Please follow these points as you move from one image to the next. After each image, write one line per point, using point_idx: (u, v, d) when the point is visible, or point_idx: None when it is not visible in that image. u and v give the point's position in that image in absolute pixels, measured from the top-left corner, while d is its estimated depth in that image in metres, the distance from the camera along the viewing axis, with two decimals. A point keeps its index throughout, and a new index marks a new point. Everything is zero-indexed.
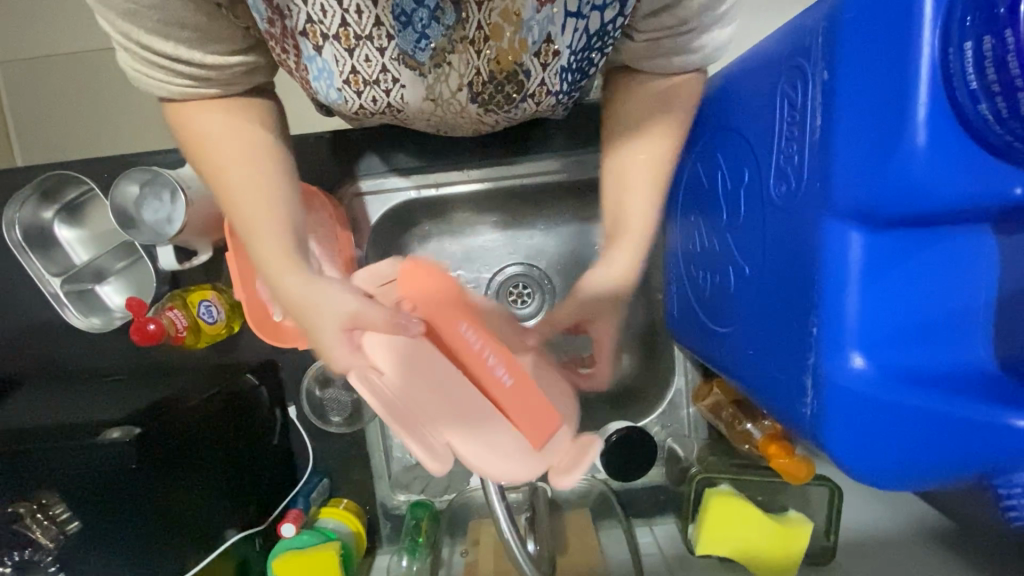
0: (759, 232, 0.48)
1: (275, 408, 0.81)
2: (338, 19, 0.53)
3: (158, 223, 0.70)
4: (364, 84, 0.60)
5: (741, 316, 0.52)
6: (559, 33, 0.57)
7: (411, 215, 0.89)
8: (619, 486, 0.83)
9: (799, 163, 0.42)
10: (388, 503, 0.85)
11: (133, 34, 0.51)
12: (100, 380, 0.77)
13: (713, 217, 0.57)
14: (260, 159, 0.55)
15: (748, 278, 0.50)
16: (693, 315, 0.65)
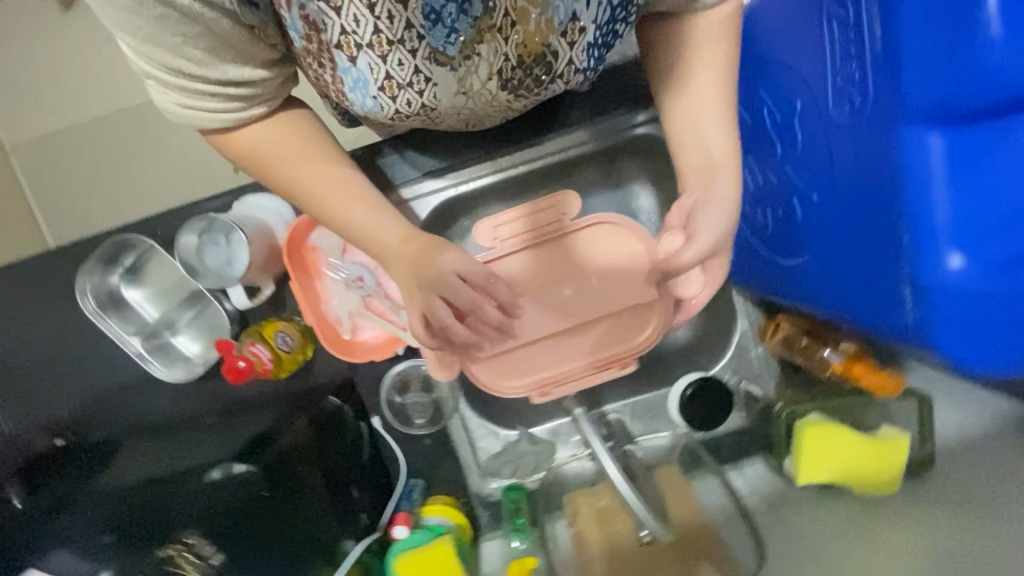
0: (827, 157, 0.53)
1: (360, 423, 0.83)
2: (370, 27, 0.55)
3: (221, 266, 0.74)
4: (398, 88, 0.62)
5: (816, 242, 0.55)
6: (583, 10, 0.60)
7: (451, 214, 0.90)
8: (703, 436, 0.85)
9: (863, 84, 0.48)
10: (482, 492, 0.87)
11: (182, 68, 0.54)
12: (197, 427, 0.82)
13: (767, 152, 0.61)
14: (327, 160, 0.65)
15: (818, 204, 0.55)
16: (750, 252, 0.68)
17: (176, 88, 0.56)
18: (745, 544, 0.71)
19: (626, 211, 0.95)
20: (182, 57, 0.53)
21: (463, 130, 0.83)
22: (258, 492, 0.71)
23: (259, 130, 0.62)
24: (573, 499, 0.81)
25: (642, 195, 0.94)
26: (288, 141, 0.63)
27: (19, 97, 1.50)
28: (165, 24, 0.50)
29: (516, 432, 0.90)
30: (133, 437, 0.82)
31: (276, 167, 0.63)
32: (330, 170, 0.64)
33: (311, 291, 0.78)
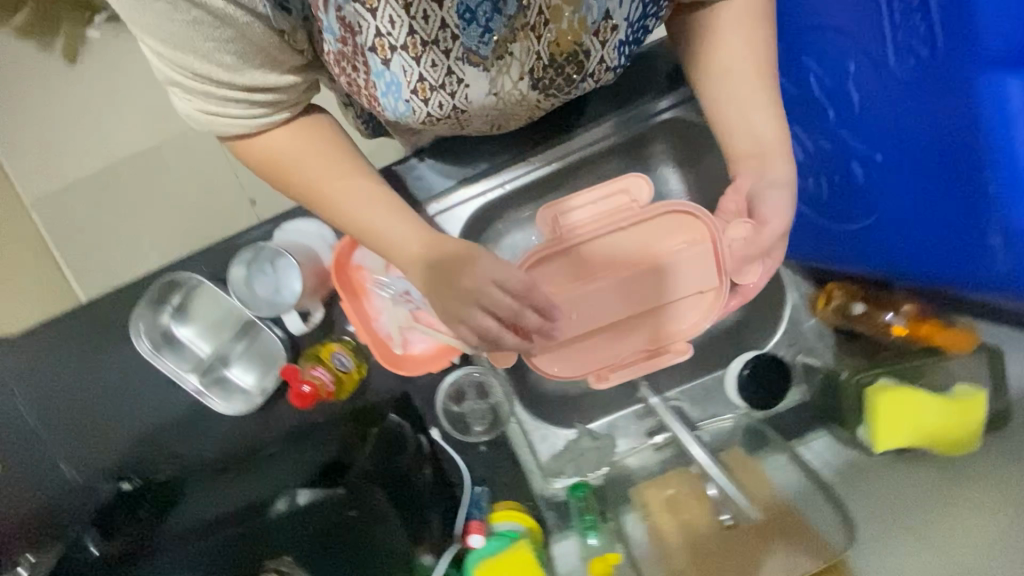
0: (892, 119, 0.61)
1: (418, 435, 0.82)
2: (406, 28, 0.56)
3: (272, 295, 0.76)
4: (430, 90, 0.62)
5: (882, 197, 0.64)
6: (615, 8, 0.63)
7: (488, 219, 0.91)
8: (763, 415, 0.84)
9: (930, 48, 0.56)
10: (546, 493, 0.87)
11: (209, 74, 0.57)
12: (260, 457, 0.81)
13: (821, 117, 0.68)
14: (343, 168, 0.67)
15: (883, 163, 0.63)
16: (803, 219, 0.73)
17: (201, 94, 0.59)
18: (834, 525, 0.65)
19: (660, 198, 0.95)
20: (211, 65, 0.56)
21: (488, 133, 0.83)
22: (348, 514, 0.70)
23: (285, 143, 0.65)
24: (640, 489, 0.80)
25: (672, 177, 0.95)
26: (310, 153, 0.66)
27: (38, 155, 1.52)
28: (197, 30, 0.53)
29: (575, 431, 0.91)
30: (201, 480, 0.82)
31: (303, 177, 0.66)
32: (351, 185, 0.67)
33: (359, 310, 0.78)
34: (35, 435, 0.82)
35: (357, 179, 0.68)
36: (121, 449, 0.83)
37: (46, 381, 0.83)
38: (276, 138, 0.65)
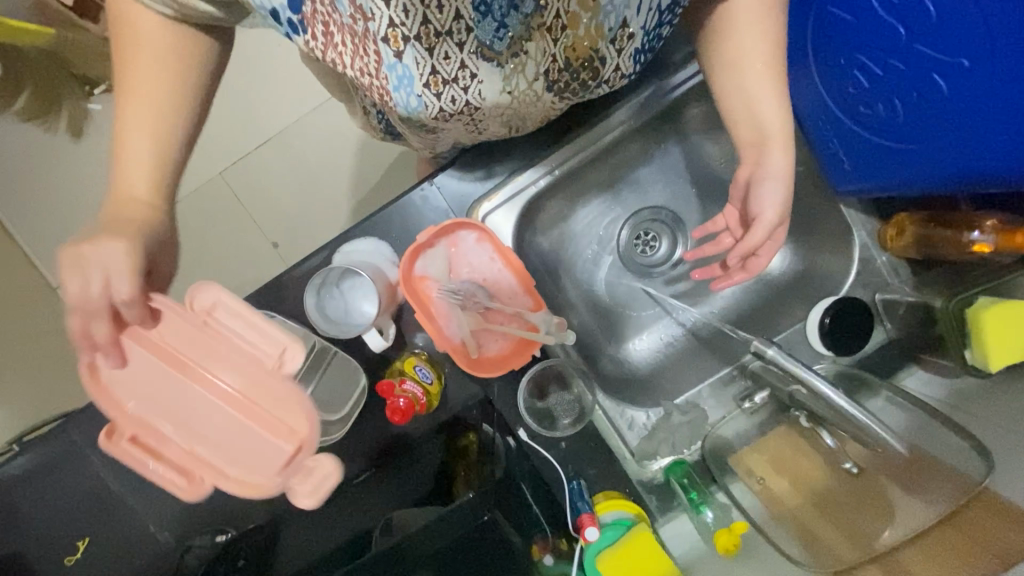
0: (972, 21, 0.51)
1: (507, 438, 0.81)
2: (420, 17, 0.50)
3: (342, 318, 0.75)
4: (443, 84, 0.57)
5: (962, 113, 0.56)
6: (633, 15, 0.61)
7: (538, 207, 0.84)
8: (850, 360, 0.83)
9: None
10: (644, 477, 0.84)
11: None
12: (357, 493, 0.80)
13: (886, 33, 0.59)
14: (177, 99, 0.56)
15: (968, 70, 0.53)
16: (867, 140, 0.68)
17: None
18: (966, 454, 0.61)
19: (701, 163, 0.93)
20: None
21: (503, 136, 0.77)
22: (484, 518, 0.68)
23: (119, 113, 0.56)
24: (741, 458, 0.80)
25: (712, 142, 0.91)
26: (182, 99, 0.57)
27: (55, 229, 1.50)
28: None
29: (662, 410, 0.89)
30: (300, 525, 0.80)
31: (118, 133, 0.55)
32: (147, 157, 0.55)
33: (432, 322, 0.77)
34: (119, 500, 0.79)
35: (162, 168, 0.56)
36: (211, 501, 0.80)
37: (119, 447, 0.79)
38: (137, 53, 0.55)
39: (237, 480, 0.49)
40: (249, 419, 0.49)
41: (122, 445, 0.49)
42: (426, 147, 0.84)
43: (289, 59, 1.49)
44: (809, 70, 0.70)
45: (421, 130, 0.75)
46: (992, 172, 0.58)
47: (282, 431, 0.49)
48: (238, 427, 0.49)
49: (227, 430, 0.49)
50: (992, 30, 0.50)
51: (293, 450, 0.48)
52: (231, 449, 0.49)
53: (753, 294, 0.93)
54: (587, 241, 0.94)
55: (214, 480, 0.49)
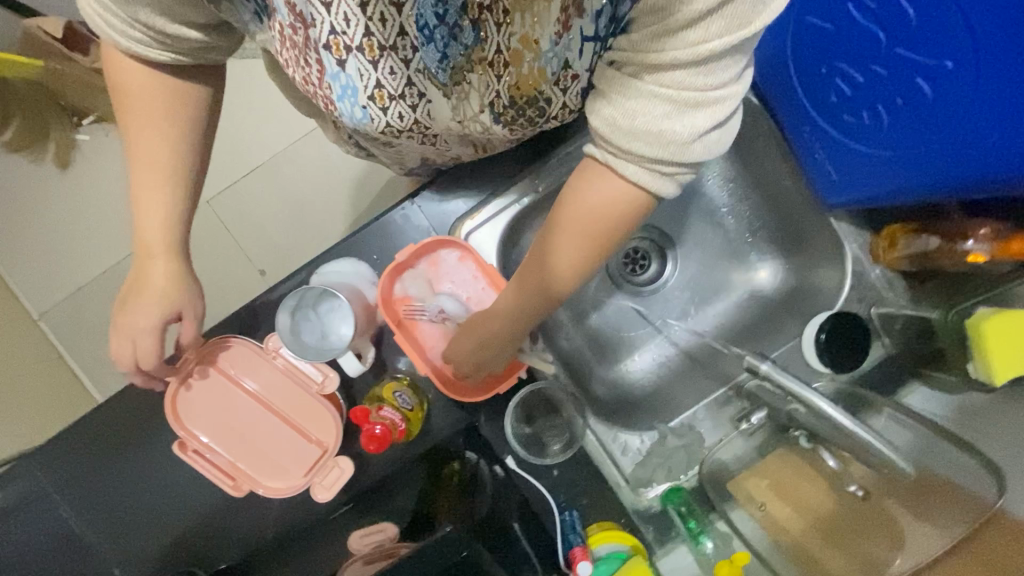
0: (956, 18, 0.50)
1: (493, 466, 0.78)
2: (362, 28, 0.52)
3: (318, 341, 0.71)
4: (389, 99, 0.59)
5: (939, 117, 0.55)
6: (576, 58, 0.57)
7: (521, 226, 0.83)
8: (850, 378, 0.80)
9: None
10: (640, 506, 0.80)
11: (129, 13, 0.56)
12: (353, 522, 0.77)
13: (869, 39, 0.59)
14: (165, 133, 0.64)
15: (951, 71, 0.53)
16: (845, 148, 0.68)
17: (115, 16, 0.56)
18: (979, 475, 0.56)
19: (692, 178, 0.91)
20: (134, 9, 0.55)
21: (475, 156, 0.78)
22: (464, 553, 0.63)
23: (133, 176, 0.66)
24: (739, 483, 0.76)
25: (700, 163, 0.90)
26: (179, 147, 0.65)
27: (36, 261, 1.48)
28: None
29: (656, 433, 0.85)
30: (282, 555, 0.76)
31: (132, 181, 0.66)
32: (160, 202, 0.66)
33: (413, 344, 0.75)
34: (83, 546, 0.74)
35: (174, 213, 0.67)
36: (175, 543, 0.74)
37: (73, 486, 0.73)
38: (139, 117, 0.63)
39: (266, 482, 0.71)
40: (292, 431, 0.72)
41: (190, 455, 0.70)
42: (395, 162, 0.85)
43: (274, 89, 1.49)
44: (791, 83, 0.71)
45: (380, 143, 0.75)
46: (963, 177, 0.57)
47: (313, 441, 0.71)
48: (240, 458, 0.71)
49: (273, 439, 0.72)
50: (972, 30, 0.50)
51: (322, 451, 0.71)
52: (268, 459, 0.71)
53: (742, 312, 0.91)
54: None
55: (250, 486, 0.70)
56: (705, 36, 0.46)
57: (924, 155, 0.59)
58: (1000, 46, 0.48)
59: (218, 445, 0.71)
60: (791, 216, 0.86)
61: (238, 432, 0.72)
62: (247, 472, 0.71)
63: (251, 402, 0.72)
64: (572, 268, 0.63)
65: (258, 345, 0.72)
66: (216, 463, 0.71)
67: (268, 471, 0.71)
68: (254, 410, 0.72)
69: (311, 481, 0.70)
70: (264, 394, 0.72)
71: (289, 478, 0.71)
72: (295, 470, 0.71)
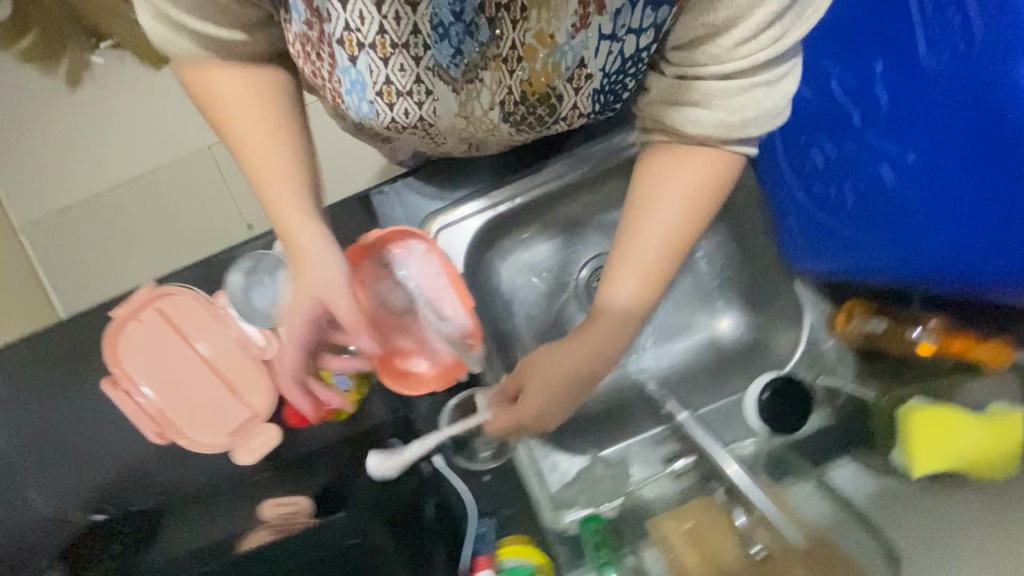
0: (926, 111, 0.53)
1: (423, 463, 0.78)
2: (376, 26, 0.54)
3: (268, 307, 0.71)
4: (397, 95, 0.61)
5: (914, 203, 0.56)
6: (592, 56, 0.59)
7: (495, 234, 0.86)
8: (785, 441, 0.80)
9: (967, 27, 0.49)
10: (557, 526, 0.80)
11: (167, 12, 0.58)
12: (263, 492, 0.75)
13: (839, 118, 0.62)
14: (258, 107, 0.63)
15: (918, 161, 0.55)
16: (818, 223, 0.68)
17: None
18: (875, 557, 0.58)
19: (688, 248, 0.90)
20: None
21: (467, 154, 0.79)
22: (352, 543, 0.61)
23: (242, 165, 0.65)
24: (658, 523, 0.75)
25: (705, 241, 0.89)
26: (273, 128, 0.63)
27: (24, 175, 1.47)
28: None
29: (587, 459, 0.85)
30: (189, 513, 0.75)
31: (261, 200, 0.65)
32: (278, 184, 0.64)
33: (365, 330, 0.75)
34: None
35: (302, 189, 0.64)
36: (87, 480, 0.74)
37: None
38: (245, 134, 0.63)
39: (189, 435, 0.71)
40: (224, 389, 0.72)
41: (120, 395, 0.70)
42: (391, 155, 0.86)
43: None
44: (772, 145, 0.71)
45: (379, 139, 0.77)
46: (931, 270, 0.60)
47: (243, 403, 0.72)
48: (167, 407, 0.71)
49: (203, 394, 0.72)
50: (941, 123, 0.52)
51: (250, 415, 0.72)
52: (195, 413, 0.71)
53: (703, 358, 0.91)
54: (542, 273, 0.94)
55: (174, 436, 0.71)
56: (782, 30, 0.55)
57: (891, 237, 0.61)
58: (964, 138, 0.51)
59: (147, 391, 0.71)
60: (758, 273, 0.87)
61: (169, 381, 0.71)
62: (171, 422, 0.71)
63: (185, 354, 0.71)
64: (658, 249, 0.65)
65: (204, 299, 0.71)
66: (144, 407, 0.71)
67: (192, 424, 0.72)
68: (188, 362, 0.71)
69: (236, 440, 0.72)
70: (201, 348, 0.72)
71: (213, 435, 0.72)
72: (220, 428, 0.72)
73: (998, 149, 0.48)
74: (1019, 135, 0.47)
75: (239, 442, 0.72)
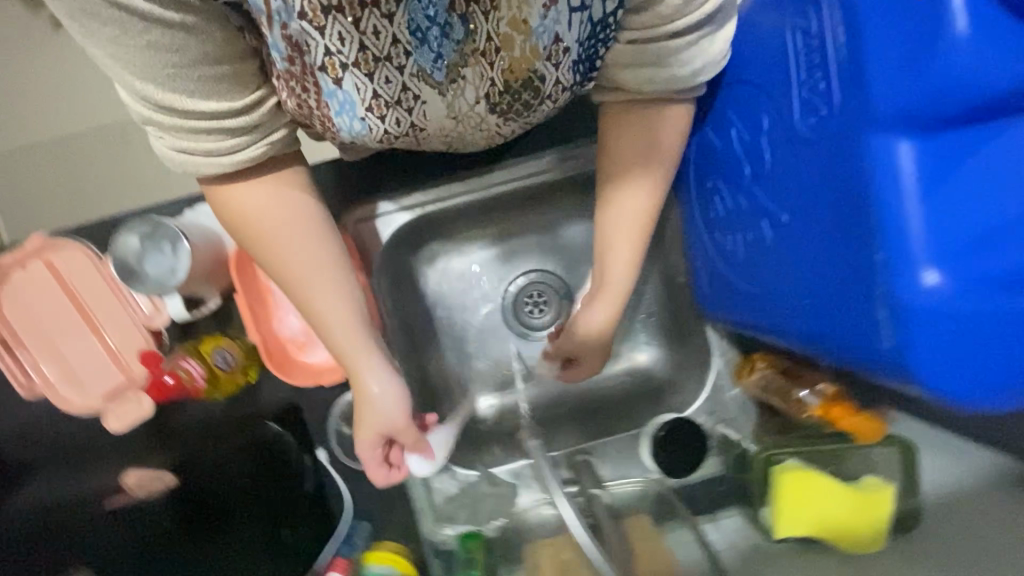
0: (794, 169, 0.46)
1: (304, 454, 0.75)
2: (357, 44, 0.45)
3: (162, 275, 0.68)
4: (386, 107, 0.51)
5: (780, 276, 0.52)
6: (566, 31, 0.49)
7: (418, 236, 0.85)
8: (675, 483, 0.79)
9: (826, 86, 0.40)
10: (434, 539, 0.79)
11: (156, 97, 0.46)
12: (133, 461, 0.74)
13: (734, 168, 0.55)
14: (297, 229, 0.56)
15: (789, 222, 0.48)
16: (722, 277, 0.64)
17: (173, 132, 0.48)
18: None
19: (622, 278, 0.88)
20: (154, 79, 0.44)
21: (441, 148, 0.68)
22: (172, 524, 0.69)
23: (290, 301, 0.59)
24: (535, 549, 0.73)
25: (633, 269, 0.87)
26: (314, 243, 0.57)
27: None
28: (155, 55, 0.43)
29: (475, 472, 0.84)
30: (50, 475, 0.73)
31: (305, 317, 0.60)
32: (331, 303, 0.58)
33: (260, 314, 0.73)
34: None
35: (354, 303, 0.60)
36: None
37: None
38: (282, 244, 0.56)
39: (60, 393, 0.69)
40: (103, 350, 0.71)
41: None
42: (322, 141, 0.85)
43: None
44: (687, 184, 0.67)
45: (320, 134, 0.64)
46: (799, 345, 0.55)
47: (121, 366, 0.71)
48: (40, 360, 0.69)
49: (81, 353, 0.70)
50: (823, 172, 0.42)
51: (126, 380, 0.70)
52: (68, 370, 0.70)
53: (615, 389, 0.90)
54: (473, 282, 0.91)
55: (41, 390, 0.69)
56: None
57: (761, 304, 0.56)
58: (833, 194, 0.42)
59: (22, 342, 0.69)
60: (679, 311, 0.86)
61: (45, 334, 0.69)
62: (41, 376, 0.69)
63: (69, 309, 0.70)
64: (641, 227, 0.60)
65: (99, 256, 0.70)
66: (15, 356, 0.69)
67: (63, 381, 0.70)
68: (71, 318, 0.70)
69: (107, 403, 0.70)
70: (86, 306, 0.70)
71: (83, 396, 0.70)
72: (92, 389, 0.70)
73: (863, 211, 0.39)
74: (875, 201, 0.37)
75: (110, 406, 0.71)
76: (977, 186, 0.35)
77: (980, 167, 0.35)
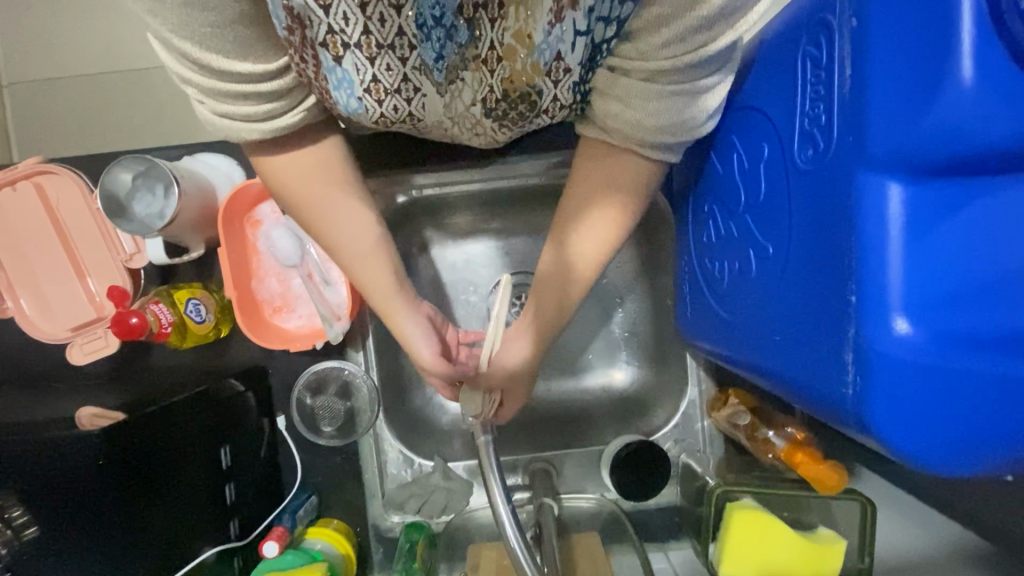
0: (783, 206, 0.46)
1: (263, 419, 0.76)
2: (361, 27, 0.41)
3: (150, 218, 0.68)
4: (386, 92, 0.47)
5: (754, 309, 0.51)
6: (569, 50, 0.45)
7: (410, 219, 0.83)
8: (629, 505, 0.79)
9: (826, 121, 0.40)
10: (381, 524, 0.78)
11: (194, 56, 0.41)
12: (91, 396, 0.74)
13: (730, 193, 0.54)
14: (338, 208, 0.54)
15: (771, 257, 0.47)
16: (703, 302, 0.62)
17: (200, 88, 0.44)
18: None
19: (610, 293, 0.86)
20: (189, 37, 0.40)
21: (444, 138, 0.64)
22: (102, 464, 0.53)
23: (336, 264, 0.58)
24: (478, 550, 0.71)
25: (622, 284, 0.85)
26: (354, 221, 0.55)
27: None
28: (191, 13, 0.38)
29: (431, 463, 0.78)
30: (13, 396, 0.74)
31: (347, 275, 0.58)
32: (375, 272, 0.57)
33: (240, 268, 0.73)
34: None
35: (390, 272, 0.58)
36: None
37: None
38: (326, 221, 0.54)
39: (33, 317, 0.70)
40: (78, 283, 0.71)
41: None
42: None
43: None
44: (686, 210, 0.66)
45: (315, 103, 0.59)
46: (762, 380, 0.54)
47: (94, 302, 0.71)
48: (16, 281, 0.70)
49: (56, 281, 0.71)
50: (808, 209, 0.42)
51: (95, 316, 0.71)
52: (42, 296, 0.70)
53: (590, 400, 0.86)
54: (461, 273, 0.87)
55: (12, 311, 0.70)
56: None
57: (732, 328, 0.56)
58: (814, 231, 0.41)
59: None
60: (663, 334, 0.83)
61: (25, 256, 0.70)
62: (14, 297, 0.70)
63: (51, 237, 0.70)
64: (599, 254, 0.55)
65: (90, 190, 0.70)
66: None
67: (36, 306, 0.71)
68: (51, 245, 0.70)
69: (73, 336, 0.71)
70: (70, 236, 0.71)
71: (52, 324, 0.71)
72: (62, 319, 0.71)
73: (844, 251, 0.38)
74: (854, 242, 0.36)
75: (75, 338, 0.71)
76: (961, 236, 0.34)
77: (970, 218, 0.34)
